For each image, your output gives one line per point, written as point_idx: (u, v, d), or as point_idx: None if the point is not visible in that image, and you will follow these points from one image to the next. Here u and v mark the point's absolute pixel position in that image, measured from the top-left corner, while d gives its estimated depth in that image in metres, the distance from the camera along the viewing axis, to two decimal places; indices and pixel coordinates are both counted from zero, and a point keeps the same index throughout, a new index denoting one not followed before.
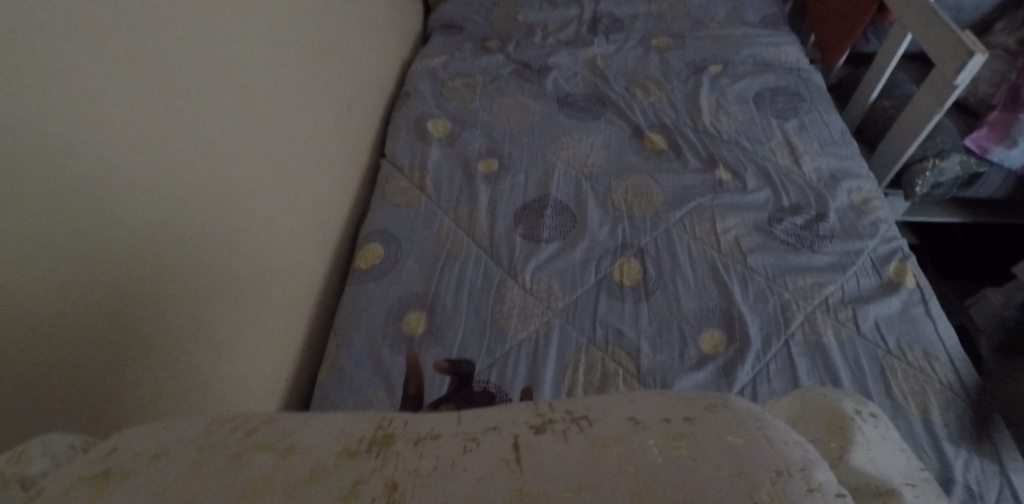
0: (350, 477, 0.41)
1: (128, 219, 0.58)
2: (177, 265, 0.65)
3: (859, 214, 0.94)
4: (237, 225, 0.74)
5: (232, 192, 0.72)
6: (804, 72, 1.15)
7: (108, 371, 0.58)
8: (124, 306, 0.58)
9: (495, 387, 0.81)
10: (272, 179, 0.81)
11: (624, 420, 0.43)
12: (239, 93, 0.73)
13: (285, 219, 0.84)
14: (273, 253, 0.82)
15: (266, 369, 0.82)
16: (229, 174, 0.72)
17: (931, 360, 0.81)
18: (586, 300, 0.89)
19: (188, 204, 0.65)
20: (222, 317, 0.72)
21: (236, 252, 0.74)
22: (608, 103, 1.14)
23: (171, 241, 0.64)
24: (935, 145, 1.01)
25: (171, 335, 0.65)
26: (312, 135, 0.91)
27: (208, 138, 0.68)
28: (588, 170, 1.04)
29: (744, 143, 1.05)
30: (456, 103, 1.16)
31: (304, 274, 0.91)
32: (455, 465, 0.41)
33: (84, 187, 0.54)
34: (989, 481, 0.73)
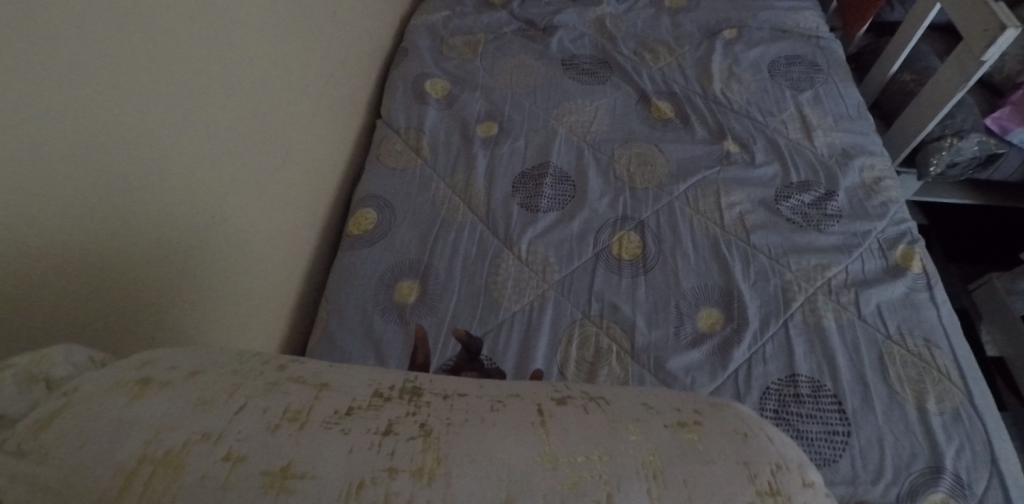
0: (384, 417, 0.41)
1: (123, 165, 0.56)
2: (173, 227, 0.63)
3: (870, 193, 0.91)
4: (232, 186, 0.71)
5: (227, 152, 0.70)
6: (822, 41, 1.09)
7: (107, 316, 0.56)
8: (122, 259, 0.57)
9: (487, 359, 0.80)
10: (266, 137, 0.78)
11: (638, 404, 0.43)
12: (235, 48, 0.70)
13: (280, 180, 0.82)
14: (269, 213, 0.80)
15: (261, 330, 0.80)
16: (223, 133, 0.69)
17: (932, 347, 0.79)
18: (582, 273, 0.87)
19: (182, 164, 0.63)
20: (216, 272, 0.70)
21: (231, 214, 0.72)
22: (615, 67, 1.10)
23: (167, 202, 0.61)
24: (953, 124, 0.97)
25: (166, 285, 0.63)
26: (308, 89, 0.88)
27: (200, 95, 0.65)
28: (591, 137, 1.00)
29: (755, 115, 1.01)
30: (457, 62, 1.12)
31: (299, 237, 0.89)
32: (486, 421, 0.41)
33: (84, 141, 0.52)
34: (979, 471, 0.72)
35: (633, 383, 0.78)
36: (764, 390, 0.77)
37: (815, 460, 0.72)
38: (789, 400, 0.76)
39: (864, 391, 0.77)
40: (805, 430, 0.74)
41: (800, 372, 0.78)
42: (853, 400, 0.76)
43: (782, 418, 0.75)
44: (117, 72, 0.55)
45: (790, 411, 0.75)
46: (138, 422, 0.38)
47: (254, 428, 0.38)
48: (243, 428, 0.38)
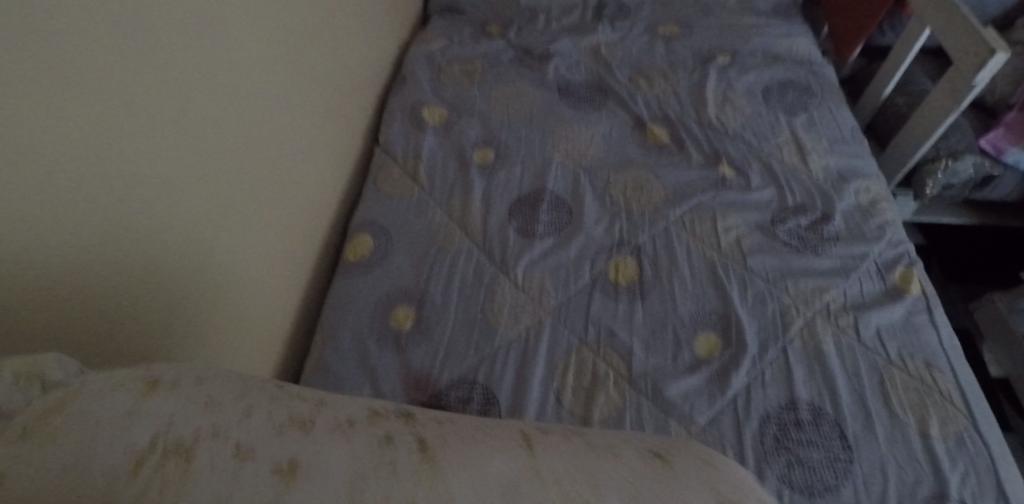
0: (382, 431, 0.45)
1: (121, 188, 0.56)
2: (167, 258, 0.62)
3: (866, 216, 0.91)
4: (229, 215, 0.71)
5: (225, 182, 0.70)
6: (815, 66, 1.10)
7: (97, 337, 0.55)
8: (114, 281, 0.56)
9: (482, 386, 0.80)
10: (266, 164, 0.78)
11: (616, 439, 0.48)
12: (234, 79, 0.70)
13: (279, 209, 0.82)
14: (266, 240, 0.80)
15: (257, 359, 0.80)
16: (221, 163, 0.69)
17: (933, 370, 0.79)
18: (579, 298, 0.87)
19: (179, 194, 0.63)
20: (212, 297, 0.70)
21: (229, 244, 0.72)
22: (610, 93, 1.11)
23: (161, 233, 0.61)
24: (947, 145, 0.98)
25: (160, 308, 0.62)
26: (309, 116, 0.88)
27: (200, 125, 0.65)
28: (587, 163, 1.01)
29: (749, 139, 1.01)
30: (453, 90, 1.13)
31: (296, 264, 0.89)
32: (478, 440, 0.46)
33: (83, 163, 0.52)
34: (986, 498, 0.70)
35: (630, 409, 0.77)
36: (764, 416, 0.76)
37: (817, 487, 0.71)
38: (790, 427, 0.75)
39: (866, 417, 0.76)
40: (806, 457, 0.73)
41: (800, 398, 0.77)
42: (854, 426, 0.75)
43: (783, 445, 0.74)
44: (113, 108, 0.55)
45: (791, 438, 0.74)
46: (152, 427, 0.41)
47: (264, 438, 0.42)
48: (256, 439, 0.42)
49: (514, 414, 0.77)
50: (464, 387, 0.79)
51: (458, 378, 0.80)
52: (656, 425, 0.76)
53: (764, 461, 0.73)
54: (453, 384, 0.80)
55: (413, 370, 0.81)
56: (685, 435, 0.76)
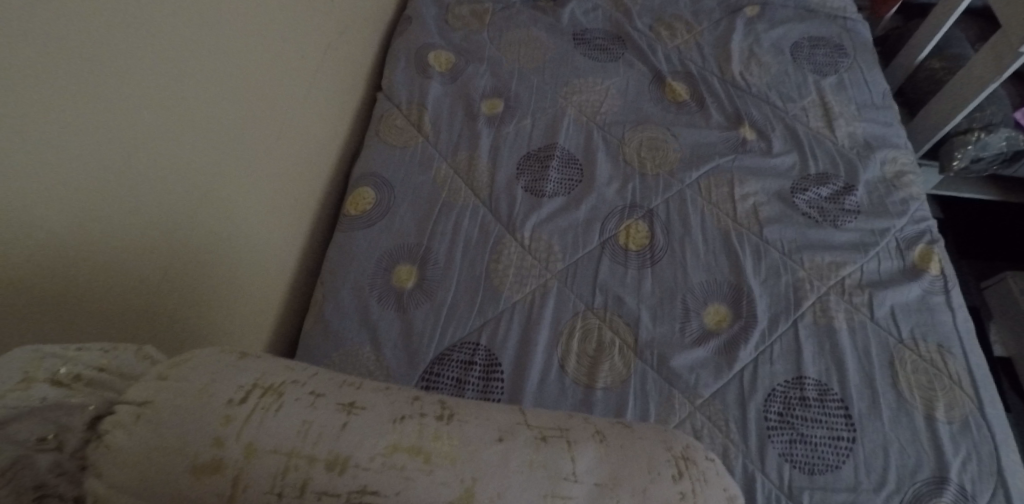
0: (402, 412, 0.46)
1: (112, 148, 0.53)
2: (165, 219, 0.60)
3: (891, 189, 0.87)
4: (222, 167, 0.67)
5: (213, 134, 0.65)
6: (850, 21, 1.03)
7: (97, 302, 0.53)
8: (112, 245, 0.54)
9: (485, 350, 0.78)
10: (266, 114, 0.74)
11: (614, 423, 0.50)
12: (213, 20, 0.63)
13: (279, 162, 0.79)
14: (267, 194, 0.77)
15: (261, 306, 0.79)
16: (216, 116, 0.65)
17: (945, 352, 0.77)
18: (587, 263, 0.84)
19: (162, 152, 0.59)
20: (214, 256, 0.67)
21: (225, 197, 0.68)
22: (629, 44, 1.04)
23: (152, 191, 0.58)
24: (982, 117, 0.93)
25: (161, 271, 0.60)
26: (311, 62, 0.84)
27: (195, 77, 0.61)
28: (601, 118, 0.96)
29: (773, 100, 0.96)
30: (463, 33, 1.06)
31: (298, 216, 0.86)
32: (485, 418, 0.47)
33: (71, 123, 0.49)
34: (984, 483, 0.69)
35: (634, 379, 0.76)
36: (770, 391, 0.75)
37: (817, 465, 0.70)
38: (795, 403, 0.74)
39: (872, 397, 0.74)
40: (809, 434, 0.72)
41: (807, 375, 0.76)
42: (860, 404, 0.74)
43: (786, 421, 0.73)
44: (90, 66, 0.50)
45: (795, 415, 0.73)
46: (241, 401, 0.44)
47: (332, 416, 0.45)
48: (324, 415, 0.45)
49: (517, 379, 0.76)
50: (466, 350, 0.78)
51: (461, 340, 0.78)
52: (660, 397, 0.75)
53: (766, 436, 0.72)
54: (455, 346, 0.78)
55: (416, 330, 0.79)
56: (689, 407, 0.75)
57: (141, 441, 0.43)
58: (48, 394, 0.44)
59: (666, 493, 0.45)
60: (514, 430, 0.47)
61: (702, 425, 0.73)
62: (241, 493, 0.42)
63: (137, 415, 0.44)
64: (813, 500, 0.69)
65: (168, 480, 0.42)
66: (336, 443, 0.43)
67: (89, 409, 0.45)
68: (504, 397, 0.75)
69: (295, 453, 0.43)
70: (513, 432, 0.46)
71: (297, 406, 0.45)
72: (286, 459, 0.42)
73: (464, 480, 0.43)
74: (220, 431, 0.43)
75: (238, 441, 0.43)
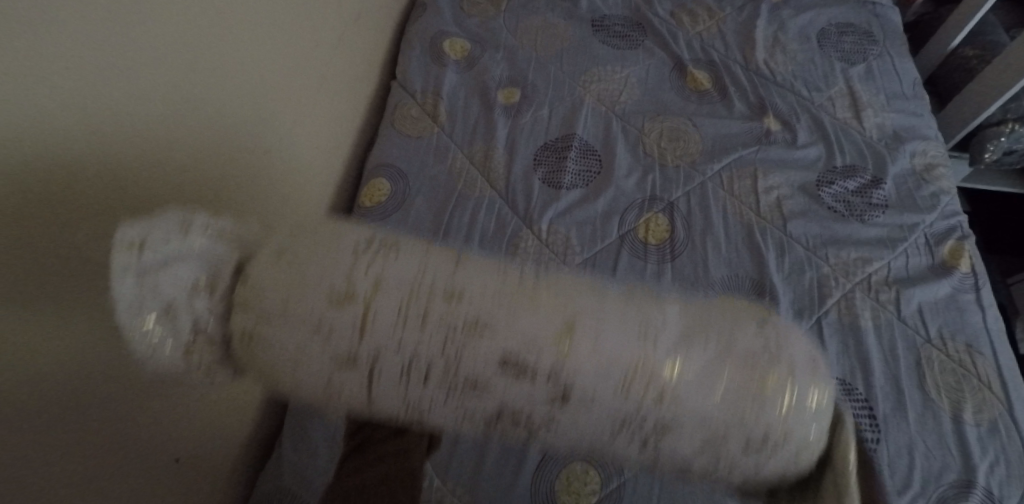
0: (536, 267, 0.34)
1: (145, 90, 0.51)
2: (198, 165, 0.58)
3: (920, 182, 0.85)
4: (248, 93, 0.64)
5: (220, 46, 0.59)
6: (879, 7, 1.01)
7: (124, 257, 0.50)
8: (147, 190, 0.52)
9: None
10: (293, 64, 0.72)
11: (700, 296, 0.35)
12: None
13: (308, 112, 0.77)
14: (297, 146, 0.75)
15: None
16: (245, 58, 0.62)
17: (974, 353, 0.74)
18: (606, 257, 0.82)
19: (192, 100, 0.56)
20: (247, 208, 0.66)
21: (250, 105, 0.64)
22: (649, 31, 1.02)
23: (185, 135, 0.56)
24: (1016, 107, 0.90)
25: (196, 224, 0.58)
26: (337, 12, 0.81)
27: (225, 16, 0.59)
28: (620, 108, 0.94)
29: (799, 89, 0.94)
30: (479, 19, 1.04)
31: (326, 171, 0.84)
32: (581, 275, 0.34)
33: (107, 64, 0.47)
34: (1012, 488, 0.67)
35: None
36: None
37: None
38: None
39: (897, 397, 0.72)
40: None
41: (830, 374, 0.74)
42: (885, 405, 0.72)
43: None
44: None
45: None
46: (351, 246, 0.33)
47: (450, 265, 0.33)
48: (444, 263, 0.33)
49: None
50: None
51: None
52: None
53: None
54: None
55: None
56: None
57: (274, 287, 0.32)
58: (195, 244, 0.33)
59: (755, 346, 0.31)
60: (596, 280, 0.34)
61: None
62: (366, 332, 0.31)
63: (275, 257, 0.33)
64: None
65: (302, 318, 0.32)
66: (436, 283, 0.32)
67: (230, 260, 0.34)
68: None
69: (406, 298, 0.32)
70: (587, 283, 0.33)
71: (418, 250, 0.33)
72: (401, 304, 0.32)
73: (565, 317, 0.31)
74: (340, 273, 0.32)
75: (358, 282, 0.32)
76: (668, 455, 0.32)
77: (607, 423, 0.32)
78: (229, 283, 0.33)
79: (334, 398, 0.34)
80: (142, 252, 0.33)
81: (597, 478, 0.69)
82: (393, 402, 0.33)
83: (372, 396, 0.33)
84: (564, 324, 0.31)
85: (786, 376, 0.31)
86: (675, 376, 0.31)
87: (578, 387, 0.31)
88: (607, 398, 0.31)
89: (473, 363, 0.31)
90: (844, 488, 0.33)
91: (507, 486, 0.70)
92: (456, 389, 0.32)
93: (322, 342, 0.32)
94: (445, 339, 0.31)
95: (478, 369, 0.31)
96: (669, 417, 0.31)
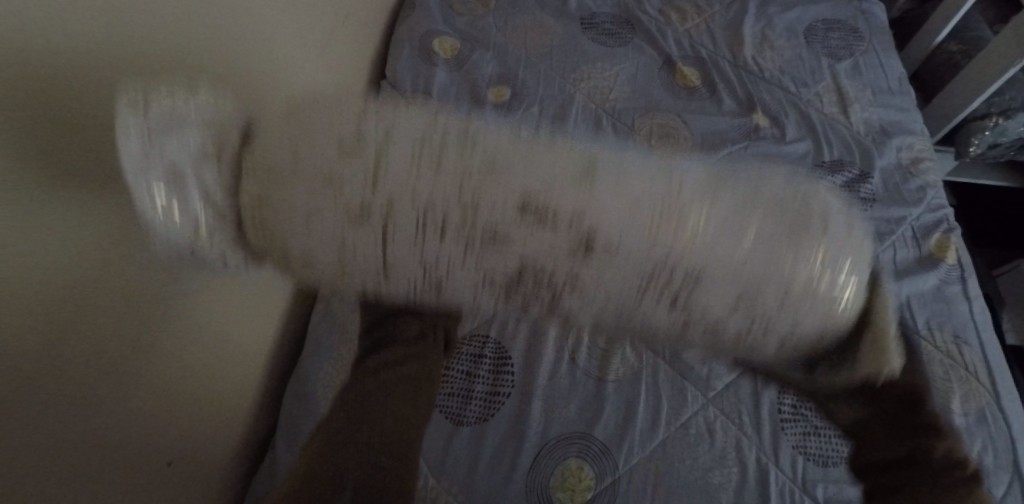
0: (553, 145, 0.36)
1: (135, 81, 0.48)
2: None
3: (907, 176, 0.86)
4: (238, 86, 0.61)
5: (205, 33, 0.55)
6: (866, 4, 1.02)
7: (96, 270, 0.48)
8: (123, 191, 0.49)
9: (495, 342, 0.78)
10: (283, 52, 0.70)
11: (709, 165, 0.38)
12: None
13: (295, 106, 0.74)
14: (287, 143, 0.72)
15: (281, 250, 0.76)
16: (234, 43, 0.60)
17: (961, 344, 0.76)
18: None
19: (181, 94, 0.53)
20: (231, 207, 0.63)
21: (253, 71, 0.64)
22: (638, 28, 1.02)
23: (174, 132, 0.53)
24: (1000, 101, 0.92)
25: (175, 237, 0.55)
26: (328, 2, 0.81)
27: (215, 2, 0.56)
28: (610, 105, 0.94)
29: (787, 85, 0.95)
30: (468, 18, 1.04)
31: None
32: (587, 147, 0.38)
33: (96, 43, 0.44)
34: (1000, 475, 0.69)
35: (646, 373, 0.75)
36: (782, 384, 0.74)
37: (831, 456, 0.70)
38: None
39: None
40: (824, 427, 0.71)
41: None
42: None
43: (800, 415, 0.72)
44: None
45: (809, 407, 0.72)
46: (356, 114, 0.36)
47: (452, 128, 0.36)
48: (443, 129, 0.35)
49: (527, 374, 0.76)
50: (476, 342, 0.78)
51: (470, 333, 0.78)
52: (672, 389, 0.75)
53: (779, 430, 0.71)
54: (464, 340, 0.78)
55: None
56: (702, 400, 0.74)
57: (287, 143, 0.36)
58: (196, 107, 0.38)
59: (784, 203, 0.35)
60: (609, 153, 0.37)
61: (715, 418, 0.73)
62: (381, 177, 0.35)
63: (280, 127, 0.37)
64: (827, 493, 0.68)
65: (317, 168, 0.35)
66: (444, 153, 0.34)
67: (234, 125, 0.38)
68: (514, 390, 0.75)
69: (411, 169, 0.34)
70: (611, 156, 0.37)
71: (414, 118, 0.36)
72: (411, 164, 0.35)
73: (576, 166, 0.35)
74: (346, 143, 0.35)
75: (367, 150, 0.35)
76: (696, 312, 0.36)
77: (634, 276, 0.35)
78: (234, 150, 0.37)
79: (347, 262, 0.37)
80: (144, 114, 0.37)
81: (590, 475, 0.69)
82: (408, 257, 0.37)
83: (390, 255, 0.37)
84: (582, 171, 0.35)
85: (806, 220, 0.35)
86: (698, 228, 0.34)
87: (602, 237, 0.34)
88: (633, 252, 0.35)
89: (493, 202, 0.34)
90: (883, 346, 0.38)
91: (501, 483, 0.70)
92: (475, 239, 0.35)
93: (331, 194, 0.35)
94: (461, 182, 0.34)
95: (497, 216, 0.34)
96: (697, 268, 0.35)
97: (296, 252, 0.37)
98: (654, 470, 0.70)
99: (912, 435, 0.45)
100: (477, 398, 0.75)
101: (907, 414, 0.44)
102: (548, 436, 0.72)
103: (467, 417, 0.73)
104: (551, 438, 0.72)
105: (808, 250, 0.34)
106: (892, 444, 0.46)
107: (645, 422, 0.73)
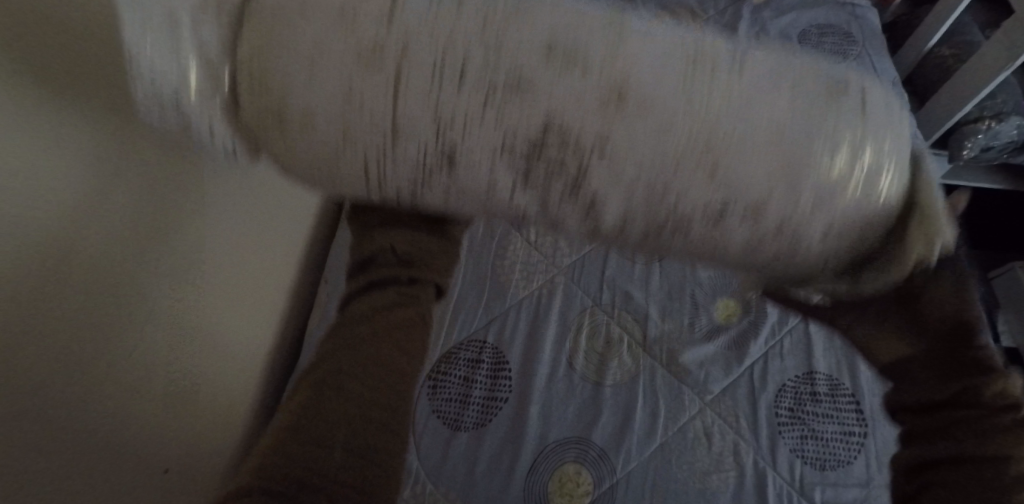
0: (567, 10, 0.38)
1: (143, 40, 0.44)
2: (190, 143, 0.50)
3: None
4: None
5: None
6: (858, 9, 1.03)
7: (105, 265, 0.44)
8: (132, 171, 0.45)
9: (492, 347, 0.78)
10: None
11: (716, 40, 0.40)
12: None
13: None
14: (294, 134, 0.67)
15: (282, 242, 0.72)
16: None
17: None
18: (595, 257, 0.84)
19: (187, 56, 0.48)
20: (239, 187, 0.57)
21: None
22: None
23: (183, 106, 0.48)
24: (992, 105, 0.93)
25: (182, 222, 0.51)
26: None
27: None
28: None
29: None
30: None
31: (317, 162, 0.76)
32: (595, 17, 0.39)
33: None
34: None
35: (644, 376, 0.76)
36: (780, 387, 0.74)
37: (829, 461, 0.70)
38: (805, 399, 0.73)
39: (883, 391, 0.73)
40: (821, 430, 0.71)
41: (817, 369, 0.75)
42: (871, 400, 0.73)
43: (797, 417, 0.72)
44: None
45: (806, 410, 0.72)
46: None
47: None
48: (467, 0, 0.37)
49: (524, 378, 0.76)
50: (474, 347, 0.78)
51: (467, 339, 0.79)
52: (670, 393, 0.75)
53: (777, 432, 0.71)
54: (461, 344, 0.78)
55: None
56: (699, 404, 0.74)
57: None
58: None
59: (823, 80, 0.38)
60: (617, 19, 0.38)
61: (712, 421, 0.73)
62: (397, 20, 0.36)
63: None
64: (825, 497, 0.68)
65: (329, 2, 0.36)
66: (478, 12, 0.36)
67: None
68: (511, 394, 0.75)
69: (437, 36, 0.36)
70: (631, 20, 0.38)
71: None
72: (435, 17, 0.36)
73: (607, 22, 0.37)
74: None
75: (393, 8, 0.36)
76: (732, 178, 0.37)
77: (663, 140, 0.37)
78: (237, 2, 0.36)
79: (354, 125, 0.37)
80: None
81: (588, 480, 0.70)
82: (417, 108, 0.37)
83: (400, 110, 0.37)
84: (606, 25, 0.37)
85: (841, 87, 0.38)
86: (721, 83, 0.37)
87: (634, 89, 0.36)
88: (673, 111, 0.37)
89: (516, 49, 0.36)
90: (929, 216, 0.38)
91: (499, 488, 0.70)
92: (498, 86, 0.36)
93: (344, 33, 0.36)
94: (482, 24, 0.36)
95: (519, 63, 0.36)
96: (725, 131, 0.37)
97: (295, 109, 0.37)
98: (652, 474, 0.70)
99: (961, 373, 0.44)
100: (473, 404, 0.75)
101: (958, 349, 0.44)
102: (546, 441, 0.72)
103: (464, 422, 0.74)
104: (550, 443, 0.72)
105: (849, 120, 0.38)
106: (939, 387, 0.45)
107: (643, 426, 0.73)
